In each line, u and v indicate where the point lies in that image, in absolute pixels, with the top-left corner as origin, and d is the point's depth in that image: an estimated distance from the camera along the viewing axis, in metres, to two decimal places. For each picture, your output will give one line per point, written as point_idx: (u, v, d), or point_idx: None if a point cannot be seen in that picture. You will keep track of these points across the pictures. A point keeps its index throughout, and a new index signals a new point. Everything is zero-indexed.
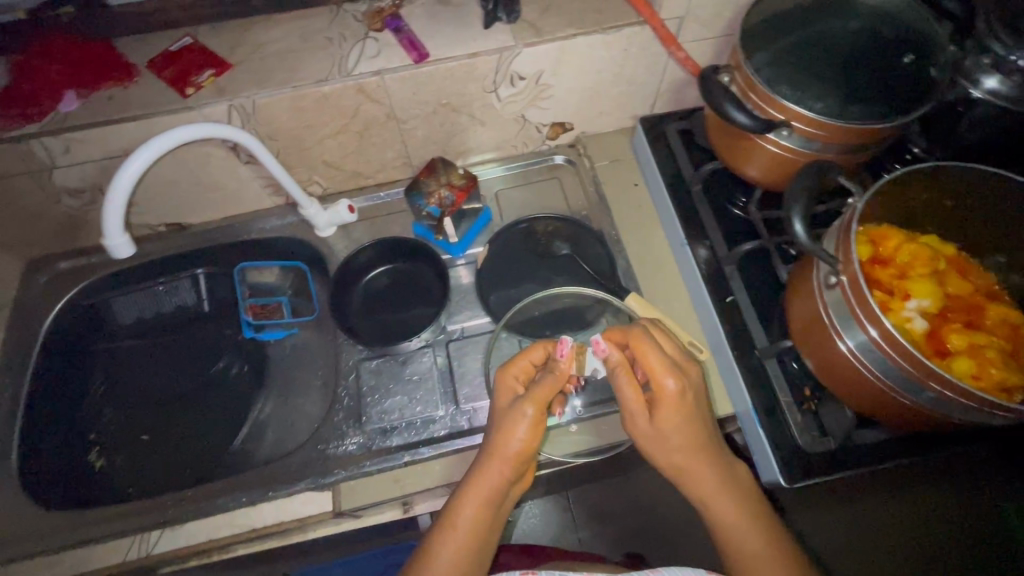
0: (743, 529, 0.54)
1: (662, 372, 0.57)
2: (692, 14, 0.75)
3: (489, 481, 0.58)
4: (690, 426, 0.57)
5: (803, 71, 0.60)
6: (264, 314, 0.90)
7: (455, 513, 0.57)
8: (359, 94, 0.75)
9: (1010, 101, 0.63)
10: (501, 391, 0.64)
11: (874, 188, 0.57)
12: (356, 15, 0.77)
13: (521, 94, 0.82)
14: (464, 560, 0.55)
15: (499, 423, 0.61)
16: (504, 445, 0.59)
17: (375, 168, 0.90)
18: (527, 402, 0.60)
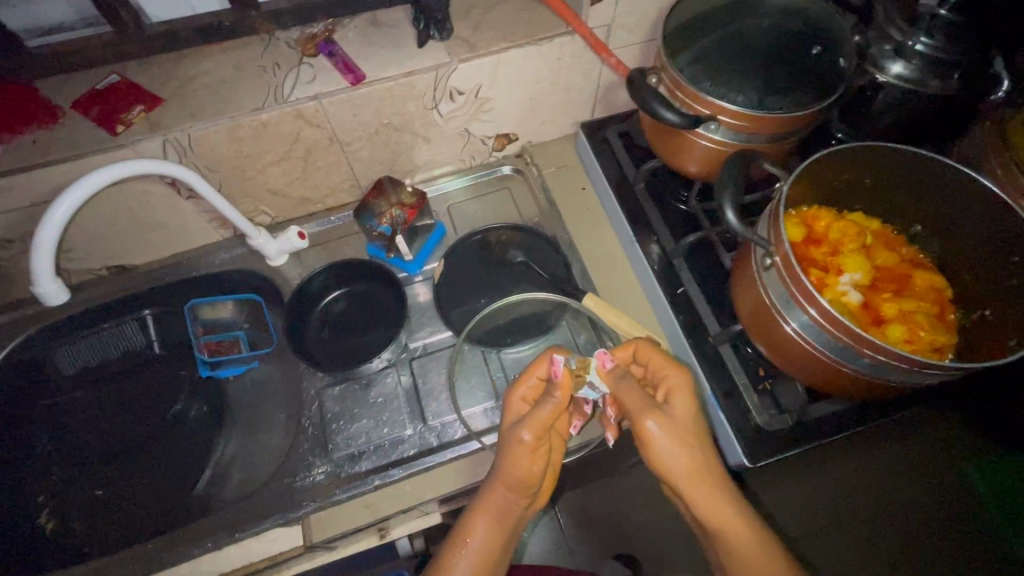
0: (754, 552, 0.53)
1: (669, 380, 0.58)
2: (619, 22, 0.78)
3: (492, 501, 0.61)
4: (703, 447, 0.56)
5: (723, 67, 0.63)
6: (220, 351, 0.88)
7: (462, 533, 0.61)
8: (298, 120, 0.75)
9: (914, 85, 0.68)
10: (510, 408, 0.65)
11: (800, 174, 0.60)
12: (290, 41, 0.76)
13: (462, 108, 0.84)
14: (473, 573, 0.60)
15: (502, 447, 0.61)
16: (506, 471, 0.60)
17: (324, 193, 0.90)
18: (525, 426, 0.59)
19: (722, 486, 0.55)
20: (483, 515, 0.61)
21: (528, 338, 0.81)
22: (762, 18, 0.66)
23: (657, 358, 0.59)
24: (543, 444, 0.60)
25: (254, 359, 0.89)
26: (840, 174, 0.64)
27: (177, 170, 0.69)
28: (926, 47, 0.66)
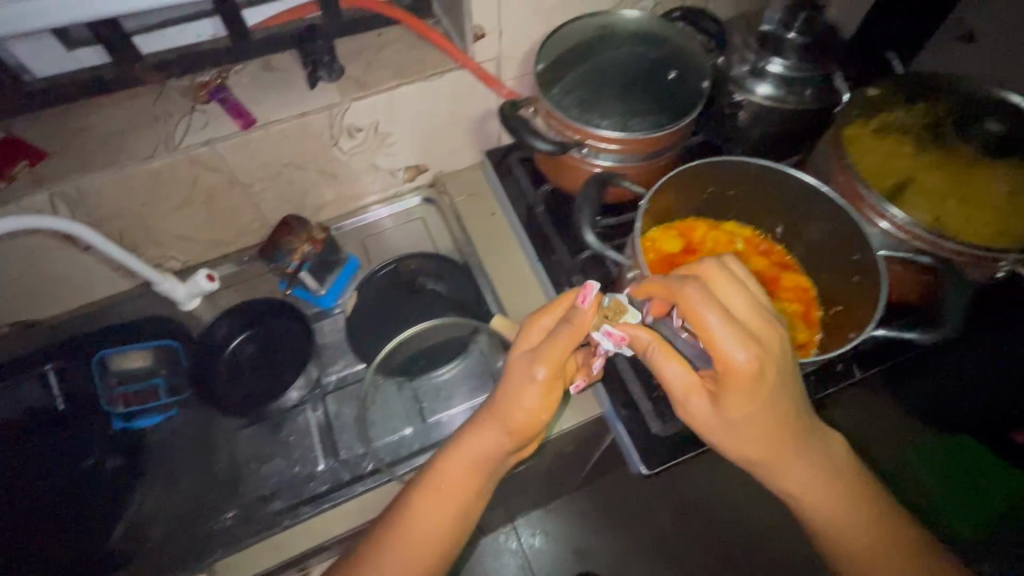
0: (821, 498, 0.54)
1: (725, 348, 0.48)
2: (505, 55, 0.82)
3: (482, 446, 0.59)
4: (760, 408, 0.50)
5: (588, 94, 0.68)
6: (137, 402, 0.85)
7: (442, 478, 0.59)
8: (193, 165, 0.75)
9: (783, 102, 0.73)
10: (525, 340, 0.60)
11: (658, 197, 0.65)
12: (182, 89, 0.77)
13: (363, 145, 0.86)
14: (446, 522, 0.58)
15: (508, 384, 0.58)
16: (510, 406, 0.58)
17: (234, 234, 0.90)
18: (538, 362, 0.56)
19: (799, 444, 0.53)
20: (463, 454, 0.59)
21: (446, 363, 0.82)
22: (621, 49, 0.72)
23: (711, 331, 0.48)
24: (557, 382, 0.57)
25: (173, 407, 0.85)
26: (702, 193, 0.69)
27: (67, 225, 0.70)
28: (783, 67, 0.72)
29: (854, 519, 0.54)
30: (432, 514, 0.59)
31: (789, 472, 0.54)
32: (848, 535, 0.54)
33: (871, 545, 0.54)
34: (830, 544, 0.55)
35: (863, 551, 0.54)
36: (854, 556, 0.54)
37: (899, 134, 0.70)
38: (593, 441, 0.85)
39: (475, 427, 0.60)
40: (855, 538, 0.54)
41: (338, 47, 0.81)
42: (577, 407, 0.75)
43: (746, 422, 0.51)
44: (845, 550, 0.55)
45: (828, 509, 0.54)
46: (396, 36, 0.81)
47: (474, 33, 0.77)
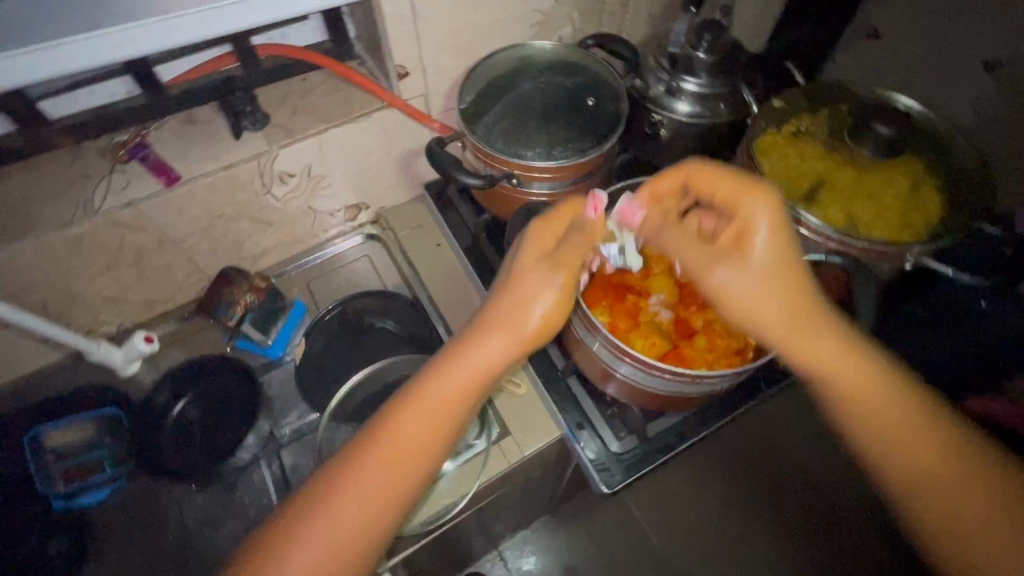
0: (864, 383, 0.50)
1: (738, 197, 0.52)
2: (432, 91, 0.83)
3: (484, 363, 0.52)
4: (780, 259, 0.50)
5: (513, 127, 0.71)
6: (79, 478, 0.79)
7: (434, 396, 0.51)
8: (117, 227, 0.73)
9: (705, 118, 0.78)
10: (530, 243, 0.56)
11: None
12: (100, 150, 0.74)
13: (297, 189, 0.85)
14: (433, 437, 0.51)
15: (517, 288, 0.53)
16: (519, 312, 0.52)
17: (171, 291, 0.87)
18: (561, 269, 0.53)
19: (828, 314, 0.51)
20: (465, 370, 0.52)
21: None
22: (538, 80, 0.75)
23: (721, 185, 0.53)
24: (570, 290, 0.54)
25: (120, 478, 0.81)
26: None
27: None
28: (698, 86, 0.76)
29: (886, 396, 0.49)
30: (417, 423, 0.50)
31: (817, 343, 0.50)
32: (879, 414, 0.49)
33: (905, 425, 0.49)
34: (860, 427, 0.50)
35: (897, 430, 0.49)
36: (886, 436, 0.49)
37: (808, 140, 0.74)
38: (556, 463, 0.85)
39: (474, 333, 0.52)
40: (886, 416, 0.49)
41: (262, 95, 0.80)
42: (538, 432, 0.74)
43: (765, 277, 0.50)
44: (877, 430, 0.49)
45: (854, 386, 0.50)
46: (320, 80, 0.82)
47: (397, 72, 0.78)
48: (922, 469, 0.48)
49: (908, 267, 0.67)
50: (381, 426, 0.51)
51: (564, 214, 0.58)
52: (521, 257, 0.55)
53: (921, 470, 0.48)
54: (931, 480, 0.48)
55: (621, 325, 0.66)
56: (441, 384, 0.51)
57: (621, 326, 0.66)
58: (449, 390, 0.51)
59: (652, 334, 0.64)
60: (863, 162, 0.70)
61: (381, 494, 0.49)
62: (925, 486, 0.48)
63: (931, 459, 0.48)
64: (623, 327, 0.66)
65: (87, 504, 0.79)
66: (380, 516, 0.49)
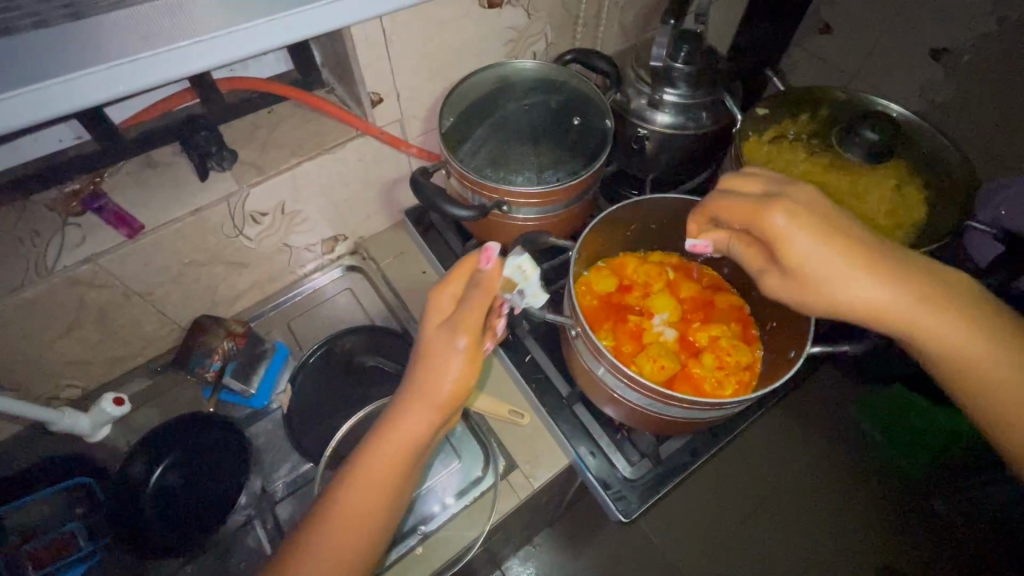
0: (981, 358, 0.49)
1: (763, 215, 0.48)
2: (408, 116, 0.80)
3: (406, 435, 0.51)
4: (846, 251, 0.47)
5: (498, 152, 0.69)
6: (50, 558, 0.71)
7: (363, 476, 0.51)
8: (76, 285, 0.67)
9: (688, 128, 0.77)
10: (430, 309, 0.53)
11: (581, 245, 0.67)
12: (50, 202, 0.67)
13: (271, 227, 0.80)
14: (374, 512, 0.51)
15: (426, 357, 0.51)
16: (430, 384, 0.51)
17: (140, 346, 0.81)
18: (460, 331, 0.50)
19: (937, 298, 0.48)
20: (391, 445, 0.51)
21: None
22: (519, 100, 0.73)
23: (739, 207, 0.51)
24: (479, 352, 0.52)
25: (94, 552, 0.72)
26: (624, 233, 0.71)
27: None
28: (677, 96, 0.75)
29: (978, 341, 0.49)
30: (358, 503, 0.51)
31: (905, 311, 0.48)
32: (994, 372, 0.49)
33: (1003, 368, 0.49)
34: (958, 369, 0.50)
35: (991, 369, 0.49)
36: (983, 377, 0.49)
37: (796, 145, 0.74)
38: (565, 488, 0.83)
39: (396, 406, 0.52)
40: (981, 360, 0.49)
41: (226, 131, 0.75)
42: (545, 461, 0.73)
43: (835, 276, 0.47)
44: (976, 373, 0.50)
45: (947, 337, 0.49)
46: (288, 112, 0.77)
47: (370, 99, 0.74)
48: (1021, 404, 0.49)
49: None
50: (321, 510, 0.51)
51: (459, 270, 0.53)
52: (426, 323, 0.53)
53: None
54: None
55: (626, 348, 0.64)
56: (366, 461, 0.51)
57: (626, 349, 0.64)
58: (372, 467, 0.51)
59: (660, 357, 0.62)
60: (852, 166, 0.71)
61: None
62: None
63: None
64: (629, 351, 0.64)
65: None
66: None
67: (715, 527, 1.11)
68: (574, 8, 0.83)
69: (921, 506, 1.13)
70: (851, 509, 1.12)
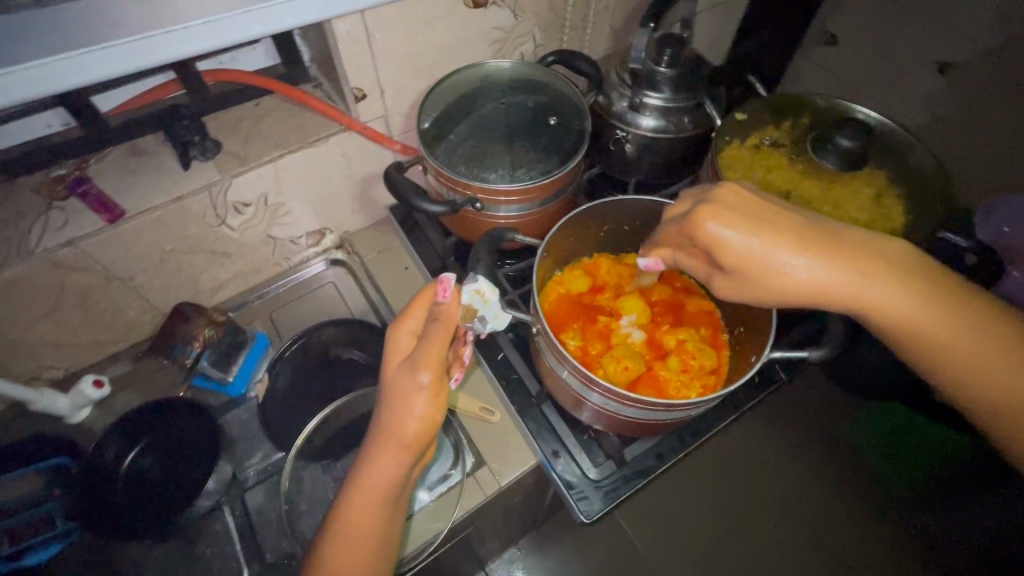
0: (920, 322, 0.52)
1: (696, 224, 0.50)
2: (392, 112, 0.81)
3: (378, 480, 0.51)
4: (780, 248, 0.49)
5: (474, 150, 0.70)
6: (25, 536, 0.72)
7: (346, 526, 0.52)
8: (58, 268, 0.68)
9: (670, 132, 0.77)
10: (390, 352, 0.53)
11: (552, 245, 0.67)
12: (36, 186, 0.69)
13: (254, 218, 0.81)
14: (361, 556, 0.52)
15: (387, 401, 0.51)
16: (395, 430, 0.50)
17: (122, 331, 0.83)
18: (420, 369, 0.49)
19: (872, 275, 0.51)
20: (366, 492, 0.51)
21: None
22: (499, 100, 0.74)
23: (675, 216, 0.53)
24: (444, 387, 0.51)
25: (72, 531, 0.74)
26: (598, 233, 0.71)
27: None
28: (661, 100, 0.75)
29: (919, 306, 0.52)
30: (343, 552, 0.52)
31: (841, 290, 0.51)
32: (933, 334, 0.52)
33: (942, 326, 0.52)
34: (906, 334, 0.53)
35: (937, 330, 0.52)
36: (930, 340, 0.52)
37: (775, 152, 0.74)
38: (536, 489, 0.83)
39: (367, 456, 0.52)
40: (925, 323, 0.52)
41: (211, 122, 0.76)
42: (513, 459, 0.73)
43: (774, 273, 0.50)
44: (922, 336, 0.53)
45: (891, 308, 0.52)
46: (274, 105, 0.78)
47: (353, 94, 0.75)
48: (968, 357, 0.52)
49: None
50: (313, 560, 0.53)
51: (414, 309, 0.53)
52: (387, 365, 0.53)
53: (972, 359, 0.52)
54: (982, 363, 0.52)
55: (594, 348, 0.65)
56: (344, 510, 0.52)
57: (594, 350, 0.65)
58: (351, 516, 0.52)
59: (624, 358, 0.62)
60: (829, 174, 0.70)
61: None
62: (975, 370, 0.53)
63: (975, 348, 0.52)
64: (595, 352, 0.64)
65: (35, 563, 0.72)
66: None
67: (694, 535, 1.10)
68: (561, 10, 0.84)
69: (909, 522, 1.10)
70: (834, 522, 1.11)
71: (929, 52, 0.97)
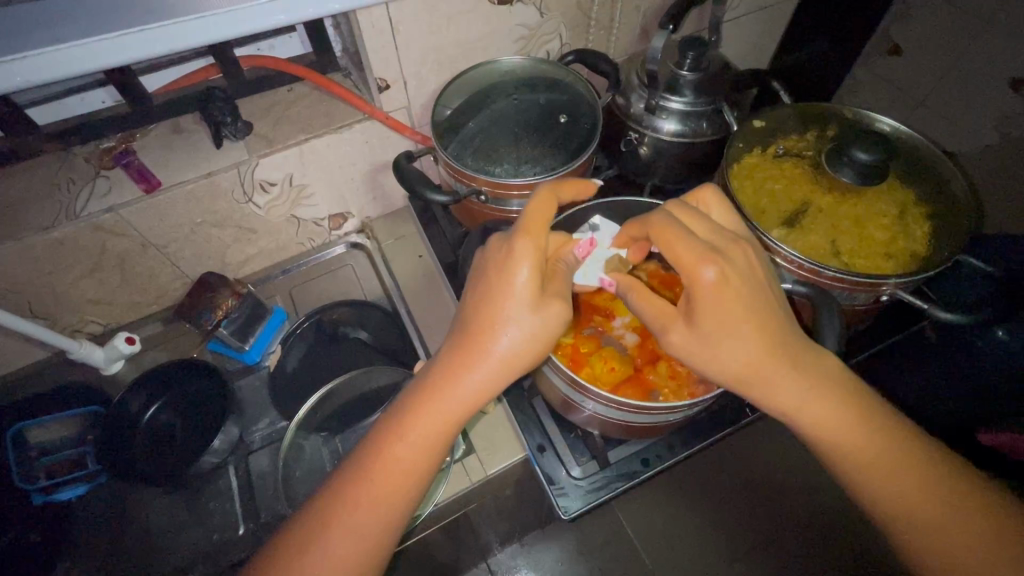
0: (823, 426, 0.51)
1: (694, 265, 0.49)
2: (415, 104, 0.83)
3: (474, 399, 0.52)
4: (746, 334, 0.49)
5: (483, 144, 0.72)
6: (61, 472, 0.80)
7: (426, 429, 0.52)
8: (99, 232, 0.74)
9: (688, 136, 0.76)
10: (513, 261, 0.51)
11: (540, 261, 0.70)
12: (87, 156, 0.75)
13: (279, 198, 0.85)
14: (428, 460, 0.53)
15: (509, 313, 0.51)
16: (516, 353, 0.52)
17: (156, 295, 0.89)
18: (555, 297, 0.53)
19: (788, 367, 0.50)
20: (457, 405, 0.52)
21: (385, 402, 0.80)
22: (512, 96, 0.75)
23: (673, 247, 0.50)
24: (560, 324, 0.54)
25: (98, 474, 0.81)
26: None
27: None
28: (683, 104, 0.74)
29: (862, 437, 0.51)
30: (416, 449, 0.52)
31: (762, 380, 0.51)
32: (843, 443, 0.51)
33: (847, 435, 0.51)
34: (838, 465, 0.52)
35: (876, 467, 0.50)
36: (863, 474, 0.51)
37: (790, 160, 0.72)
38: (527, 484, 0.84)
39: (469, 366, 0.52)
40: (862, 456, 0.50)
41: (244, 104, 0.81)
42: (503, 449, 0.72)
43: (731, 361, 0.50)
44: (851, 472, 0.51)
45: (829, 436, 0.51)
46: (305, 92, 0.83)
47: (378, 85, 0.78)
48: (891, 503, 0.50)
49: (884, 298, 0.66)
50: (379, 451, 0.52)
51: (544, 227, 0.53)
52: (507, 279, 0.51)
53: (879, 479, 0.50)
54: (915, 522, 0.49)
55: (584, 347, 0.64)
56: (438, 418, 0.52)
57: (584, 349, 0.65)
58: (442, 425, 0.52)
59: (613, 359, 0.62)
60: (843, 188, 0.68)
61: (373, 519, 0.51)
62: (881, 492, 0.50)
63: (908, 494, 0.50)
64: (585, 351, 0.64)
65: (67, 497, 0.80)
66: (380, 539, 0.51)
67: (686, 550, 1.08)
68: (589, 8, 0.84)
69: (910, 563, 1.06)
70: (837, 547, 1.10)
71: (1003, 67, 0.90)
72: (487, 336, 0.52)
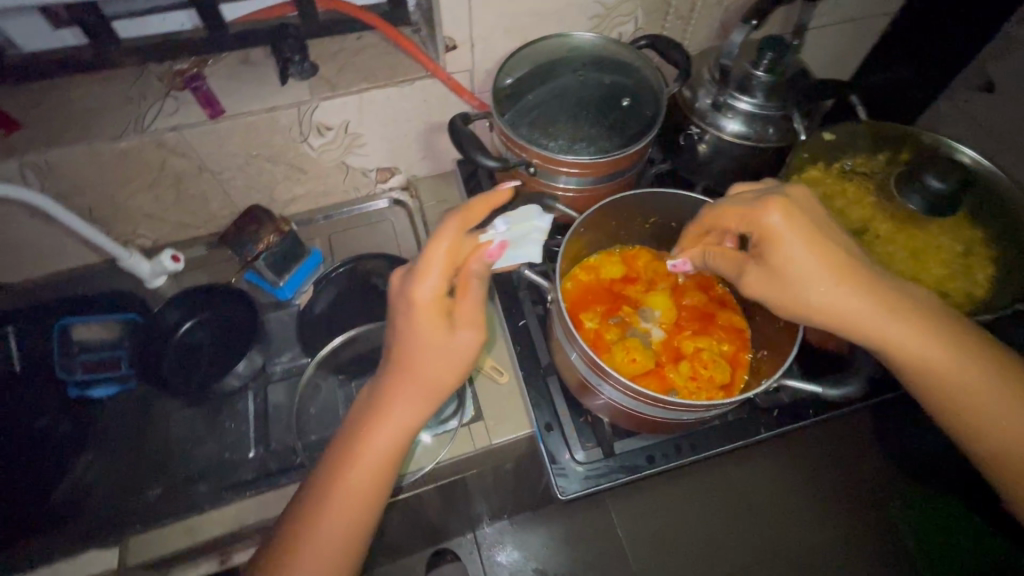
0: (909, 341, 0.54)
1: (759, 217, 0.52)
2: (478, 69, 0.83)
3: (395, 423, 0.53)
4: (826, 276, 0.52)
5: (540, 116, 0.71)
6: (98, 370, 0.86)
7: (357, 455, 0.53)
8: (161, 148, 0.77)
9: (750, 139, 0.74)
10: (417, 299, 0.50)
11: (577, 244, 0.69)
12: (161, 75, 0.78)
13: (333, 143, 0.87)
14: (375, 481, 0.53)
15: (410, 348, 0.51)
16: (427, 380, 0.52)
17: (204, 219, 0.93)
18: (466, 326, 0.52)
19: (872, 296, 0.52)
20: (381, 430, 0.52)
21: None
22: (578, 73, 0.74)
23: (728, 213, 0.55)
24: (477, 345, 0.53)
25: (130, 378, 0.86)
26: (642, 225, 0.73)
27: (44, 201, 0.72)
28: (751, 106, 0.72)
29: (940, 349, 0.54)
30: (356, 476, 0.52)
31: (852, 313, 0.53)
32: (925, 356, 0.54)
33: (927, 351, 0.54)
34: (921, 375, 0.56)
35: (951, 372, 0.55)
36: (945, 386, 0.55)
37: (854, 180, 0.70)
38: (528, 462, 0.84)
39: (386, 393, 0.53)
40: (942, 365, 0.54)
41: (313, 45, 0.83)
42: (508, 424, 0.73)
43: (815, 299, 0.53)
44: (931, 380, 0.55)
45: (915, 352, 0.54)
46: (373, 42, 0.83)
47: (445, 44, 0.77)
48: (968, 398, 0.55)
49: None
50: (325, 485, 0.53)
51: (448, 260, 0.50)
52: (402, 296, 0.51)
53: (958, 379, 0.55)
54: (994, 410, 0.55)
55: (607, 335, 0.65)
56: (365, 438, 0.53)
57: (607, 337, 0.65)
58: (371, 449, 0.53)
59: (635, 350, 0.62)
60: (906, 216, 0.65)
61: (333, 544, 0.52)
62: (961, 391, 0.55)
63: (977, 386, 0.55)
64: (607, 339, 0.65)
65: (97, 395, 0.84)
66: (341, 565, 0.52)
67: (671, 553, 1.10)
68: None
69: None
70: None
71: None
72: (402, 367, 0.52)
